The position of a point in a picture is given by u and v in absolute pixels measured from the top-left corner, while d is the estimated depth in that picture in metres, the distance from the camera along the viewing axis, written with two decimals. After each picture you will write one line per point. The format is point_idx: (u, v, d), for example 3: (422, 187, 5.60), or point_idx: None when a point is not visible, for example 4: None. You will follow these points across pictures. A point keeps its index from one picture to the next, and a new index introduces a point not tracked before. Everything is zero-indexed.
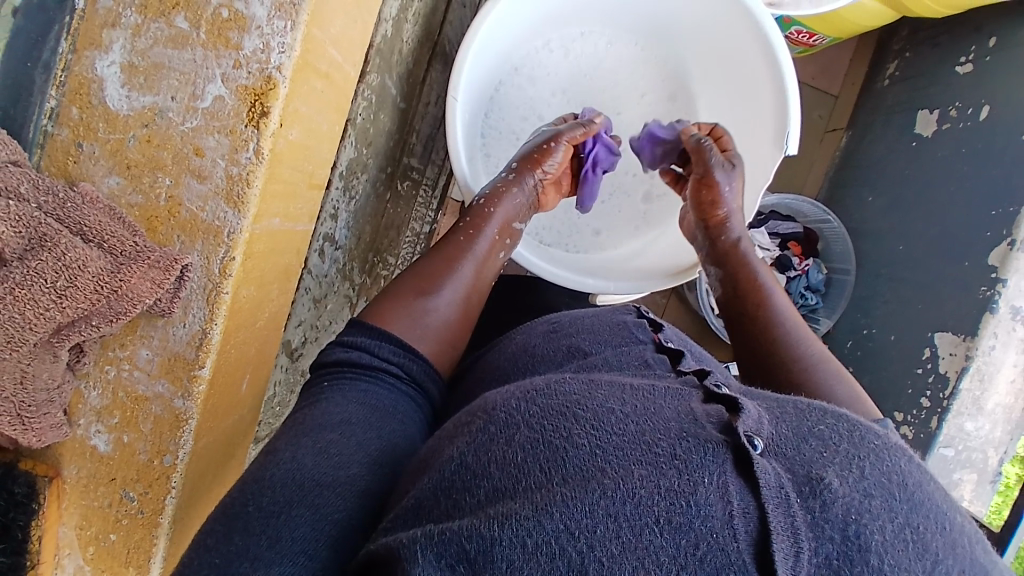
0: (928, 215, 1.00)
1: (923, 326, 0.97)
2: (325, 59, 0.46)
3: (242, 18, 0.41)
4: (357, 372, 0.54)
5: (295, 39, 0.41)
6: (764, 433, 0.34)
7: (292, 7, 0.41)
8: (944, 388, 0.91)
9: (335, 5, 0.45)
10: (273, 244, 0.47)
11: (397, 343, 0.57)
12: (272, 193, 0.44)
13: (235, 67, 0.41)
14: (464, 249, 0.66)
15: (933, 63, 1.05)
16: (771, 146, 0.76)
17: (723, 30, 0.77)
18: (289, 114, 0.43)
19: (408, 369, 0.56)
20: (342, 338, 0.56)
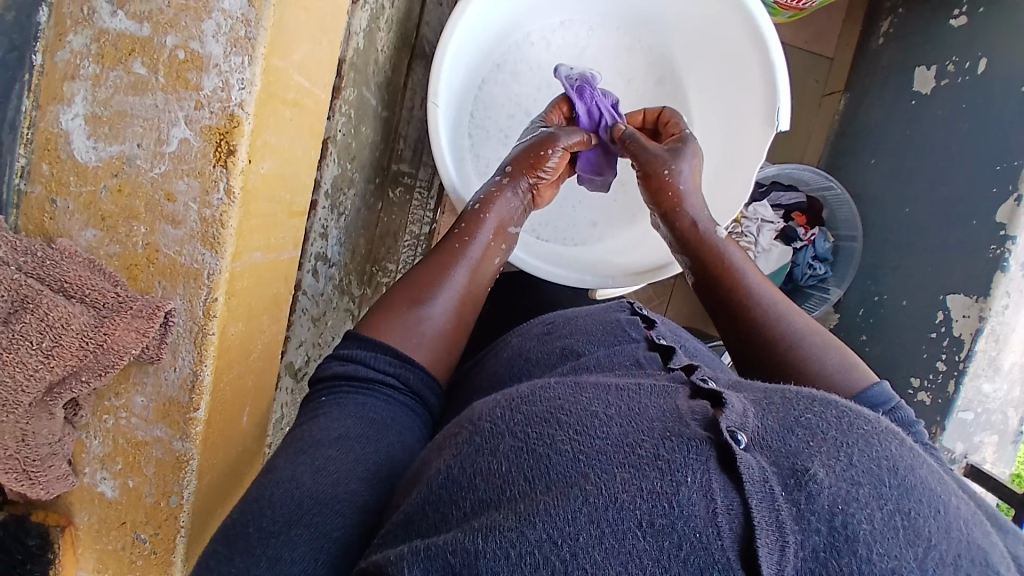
0: (931, 174, 0.98)
1: (933, 288, 0.95)
2: (292, 91, 0.46)
3: (200, 58, 0.40)
4: (353, 386, 0.54)
5: (257, 75, 0.40)
6: (750, 427, 0.33)
7: (251, 42, 0.40)
8: (958, 351, 0.89)
9: (295, 33, 0.44)
10: (258, 277, 0.48)
11: (393, 354, 0.57)
12: (250, 228, 0.44)
13: (198, 107, 0.40)
14: (459, 255, 0.66)
15: (927, 16, 1.02)
16: (763, 123, 0.75)
17: (706, 8, 0.76)
18: (259, 148, 0.43)
19: (405, 379, 0.56)
20: (337, 352, 0.56)
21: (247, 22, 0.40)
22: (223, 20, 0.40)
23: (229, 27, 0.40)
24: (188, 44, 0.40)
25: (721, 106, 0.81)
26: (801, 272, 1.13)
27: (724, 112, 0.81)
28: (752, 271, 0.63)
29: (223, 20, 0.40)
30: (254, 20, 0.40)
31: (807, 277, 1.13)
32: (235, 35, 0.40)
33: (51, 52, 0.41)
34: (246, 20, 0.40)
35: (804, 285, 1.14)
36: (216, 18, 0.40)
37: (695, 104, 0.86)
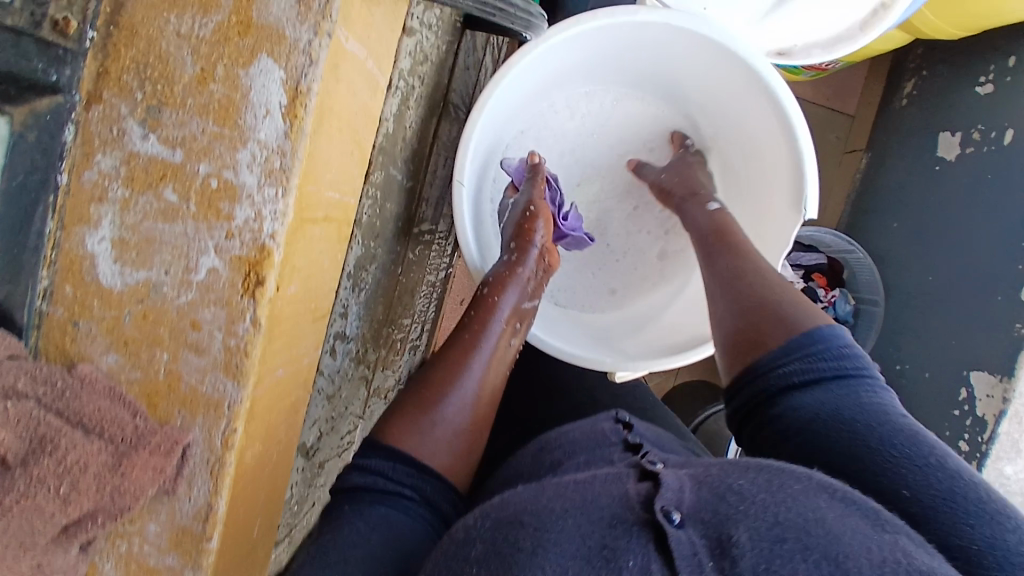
0: (957, 242, 0.98)
1: (955, 362, 0.95)
2: (322, 204, 0.44)
3: (233, 187, 0.39)
4: (373, 498, 0.53)
5: (292, 204, 0.39)
6: (682, 505, 0.37)
7: (287, 173, 0.39)
8: (982, 433, 0.89)
9: (329, 154, 0.43)
10: (276, 395, 0.46)
11: (411, 465, 0.55)
12: (274, 351, 0.43)
13: (229, 236, 0.39)
14: (470, 350, 0.64)
15: (950, 82, 1.02)
16: (788, 210, 0.74)
17: (735, 89, 0.75)
18: (286, 275, 0.41)
19: (423, 490, 0.54)
20: (357, 462, 0.56)
21: (282, 153, 0.38)
22: (259, 149, 0.38)
23: (263, 156, 0.38)
24: (222, 173, 0.39)
25: (750, 188, 0.81)
26: None
27: (750, 195, 0.81)
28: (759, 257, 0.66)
29: (258, 150, 0.38)
30: (291, 151, 0.38)
31: None
32: (270, 165, 0.38)
33: (78, 172, 0.40)
34: (281, 150, 0.38)
35: None
36: (251, 147, 0.38)
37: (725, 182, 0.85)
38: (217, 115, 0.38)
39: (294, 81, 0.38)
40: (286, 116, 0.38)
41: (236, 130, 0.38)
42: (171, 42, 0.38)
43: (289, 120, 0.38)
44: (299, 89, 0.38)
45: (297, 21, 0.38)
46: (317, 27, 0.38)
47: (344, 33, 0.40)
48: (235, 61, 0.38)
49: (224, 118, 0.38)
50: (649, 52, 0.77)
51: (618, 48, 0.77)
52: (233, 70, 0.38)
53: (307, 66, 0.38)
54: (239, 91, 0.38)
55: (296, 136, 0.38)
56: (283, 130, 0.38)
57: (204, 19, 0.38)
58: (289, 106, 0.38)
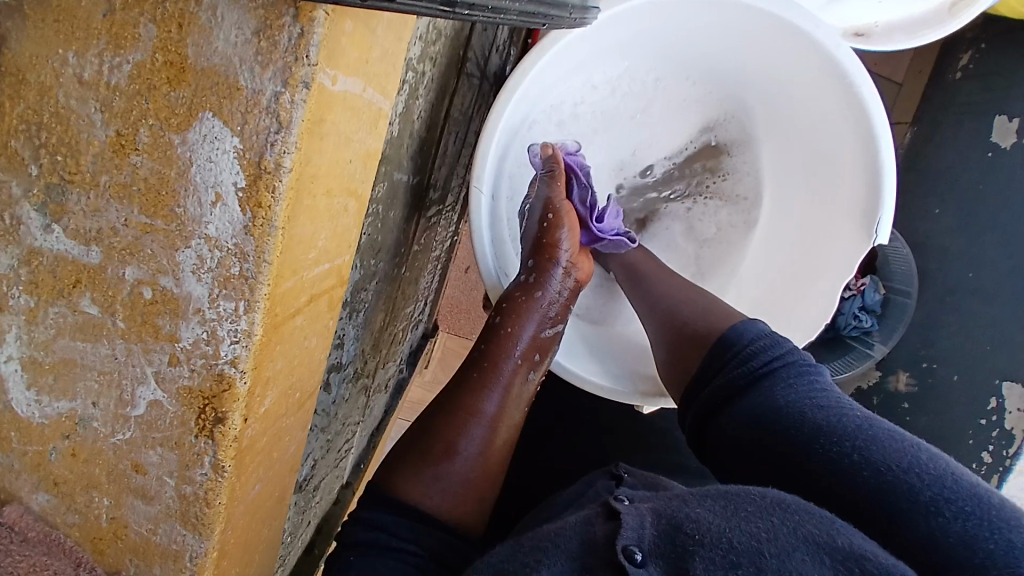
0: (1006, 241, 1.04)
1: (988, 373, 1.06)
2: (312, 286, 0.39)
3: (175, 300, 0.36)
4: (380, 552, 0.52)
5: (262, 318, 0.35)
6: (643, 543, 0.40)
7: (258, 282, 0.35)
8: (1008, 446, 1.04)
9: (313, 231, 0.37)
10: (262, 497, 0.44)
11: (414, 519, 0.55)
12: (252, 461, 0.40)
13: (173, 363, 0.37)
14: (476, 408, 0.60)
15: (1013, 60, 1.05)
16: (859, 230, 0.83)
17: (829, 78, 0.79)
18: (263, 381, 0.38)
19: (426, 544, 0.53)
20: (362, 517, 0.55)
21: (240, 256, 0.34)
22: (209, 258, 0.35)
23: (217, 257, 0.35)
24: (156, 279, 0.36)
25: (800, 202, 0.92)
26: (846, 321, 1.10)
27: (827, 205, 0.88)
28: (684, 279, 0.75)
29: (209, 258, 0.35)
30: (255, 250, 0.34)
31: (851, 326, 1.10)
32: (225, 273, 0.34)
33: None
34: (241, 252, 0.34)
35: (846, 334, 1.11)
36: (195, 245, 0.35)
37: (768, 185, 0.95)
38: (148, 204, 0.35)
39: (256, 161, 0.33)
40: (247, 208, 0.33)
41: (177, 221, 0.35)
42: (71, 92, 0.34)
43: (245, 207, 0.33)
44: (264, 165, 0.32)
45: (257, 65, 0.32)
46: (289, 75, 0.31)
47: (331, 76, 0.33)
48: (163, 119, 0.33)
49: (156, 209, 0.35)
50: (747, 31, 0.80)
51: (715, 29, 0.82)
52: (162, 131, 0.33)
53: (275, 140, 0.32)
54: (179, 174, 0.34)
55: (261, 234, 0.34)
56: (243, 219, 0.34)
57: (120, 57, 0.33)
58: (248, 191, 0.33)
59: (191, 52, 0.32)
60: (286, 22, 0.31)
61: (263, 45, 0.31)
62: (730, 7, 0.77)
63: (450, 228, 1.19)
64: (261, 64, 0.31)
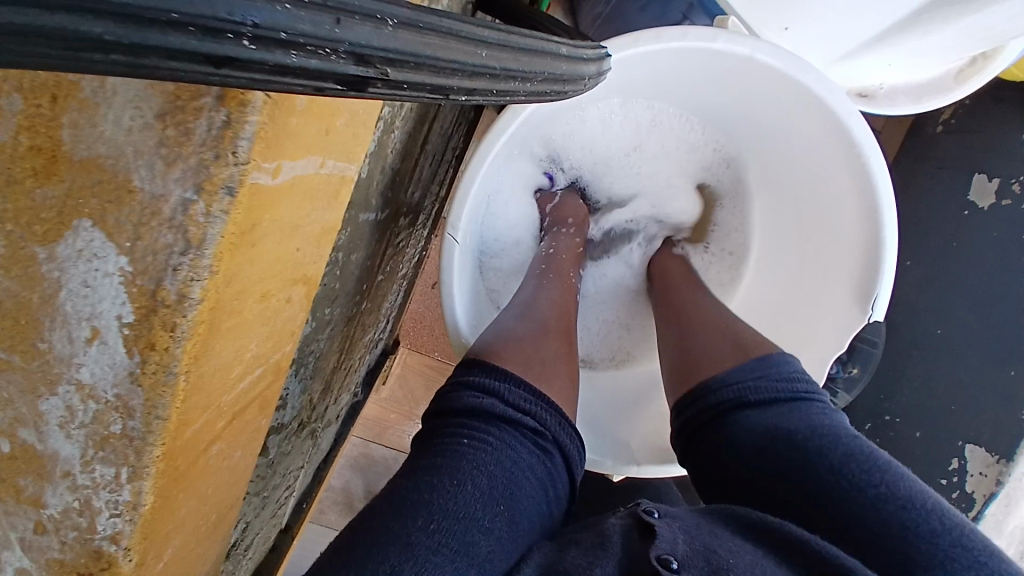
0: (974, 298, 1.03)
1: (949, 434, 1.03)
2: (229, 404, 0.38)
3: (40, 459, 0.35)
4: (482, 423, 0.57)
5: (151, 483, 0.34)
6: (677, 552, 0.48)
7: (146, 443, 0.33)
8: (970, 508, 1.01)
9: (228, 336, 0.34)
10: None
11: (527, 392, 0.61)
12: None
13: (37, 531, 0.36)
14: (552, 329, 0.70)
15: (996, 118, 1.03)
16: (851, 302, 0.77)
17: (828, 135, 0.74)
18: (152, 545, 0.37)
19: (537, 421, 0.60)
20: (470, 384, 0.60)
21: (120, 409, 0.33)
22: (82, 412, 0.34)
23: (93, 409, 0.33)
24: (15, 430, 0.35)
25: (792, 263, 0.87)
26: None
27: (820, 270, 0.82)
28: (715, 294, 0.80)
29: (82, 411, 0.34)
30: (143, 402, 0.33)
31: None
32: (104, 434, 0.34)
33: None
34: (122, 404, 0.33)
35: None
36: (62, 390, 0.34)
37: (759, 240, 0.92)
38: (8, 334, 0.33)
39: (149, 292, 0.31)
40: (135, 348, 0.32)
41: (39, 357, 0.33)
42: None
43: (131, 348, 0.32)
44: (162, 294, 0.30)
45: (161, 160, 0.29)
46: (204, 177, 0.29)
47: (271, 168, 0.31)
48: (25, 225, 0.32)
49: (16, 342, 0.33)
50: (751, 84, 0.75)
51: (721, 83, 0.78)
52: (21, 240, 0.32)
53: (180, 264, 0.30)
54: (46, 305, 0.33)
55: (153, 380, 0.32)
56: (130, 362, 0.32)
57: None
58: (136, 327, 0.31)
59: (67, 138, 0.30)
60: (204, 105, 0.28)
61: (170, 135, 0.29)
62: (727, 63, 0.72)
63: (420, 244, 1.10)
64: (165, 158, 0.29)
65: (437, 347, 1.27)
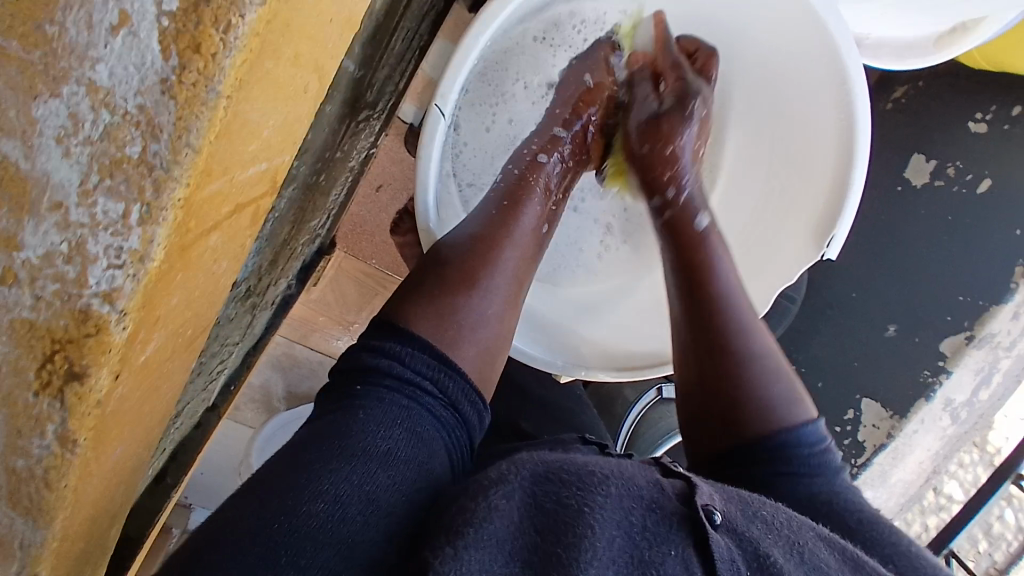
0: (899, 266, 1.07)
1: (852, 385, 1.09)
2: (237, 191, 0.35)
3: (22, 180, 0.29)
4: (391, 382, 0.54)
5: (164, 233, 0.30)
6: (718, 507, 0.46)
7: (169, 178, 0.29)
8: (858, 455, 1.09)
9: (264, 108, 0.33)
10: (129, 401, 0.37)
11: (433, 356, 0.56)
12: (116, 426, 0.38)
13: (3, 280, 0.30)
14: (479, 279, 0.62)
15: (943, 107, 1.06)
16: (810, 233, 0.79)
17: (814, 67, 0.74)
18: (148, 315, 0.33)
19: (444, 388, 0.56)
20: (371, 344, 0.56)
21: (142, 126, 0.28)
22: (90, 125, 0.28)
23: (105, 122, 0.28)
24: None
25: (757, 191, 0.88)
26: None
27: (784, 203, 0.84)
28: (722, 249, 0.69)
29: (90, 122, 0.28)
30: (174, 121, 0.28)
31: None
32: (118, 156, 0.29)
33: None
34: (146, 119, 0.28)
35: None
36: (68, 92, 0.28)
37: (728, 166, 0.92)
38: (3, 8, 0.27)
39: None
40: (175, 47, 0.27)
41: (46, 44, 0.27)
42: None
43: (169, 45, 0.27)
44: None
45: None
46: None
47: None
48: None
49: (14, 22, 0.27)
50: None
51: None
52: None
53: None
54: None
55: (191, 95, 0.28)
56: (164, 66, 0.27)
57: None
58: (180, 20, 0.27)
59: None
60: None
61: None
62: None
63: (370, 139, 0.92)
64: None
65: (374, 255, 1.15)
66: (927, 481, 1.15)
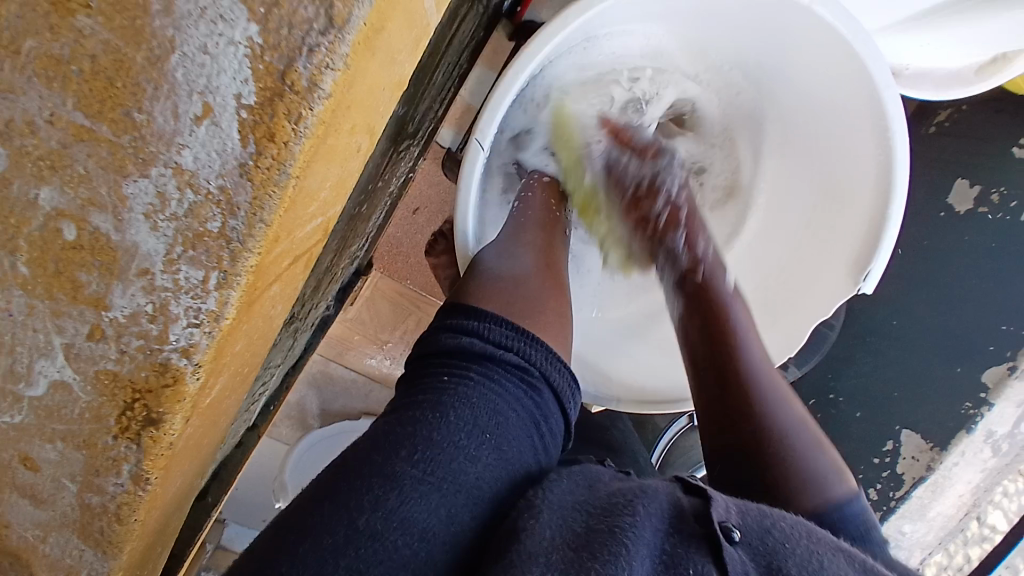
0: (942, 297, 1.05)
1: (891, 417, 1.08)
2: (296, 246, 0.44)
3: (112, 251, 0.39)
4: (471, 359, 0.55)
5: (236, 295, 0.40)
6: (732, 518, 0.46)
7: (244, 250, 0.39)
8: (896, 488, 1.07)
9: (325, 159, 0.40)
10: (191, 444, 0.47)
11: (510, 328, 0.58)
12: (176, 464, 0.47)
13: (93, 336, 0.41)
14: (537, 275, 0.68)
15: (989, 130, 1.03)
16: (844, 270, 0.79)
17: (851, 105, 0.75)
18: (213, 368, 0.43)
19: (524, 355, 0.57)
20: (449, 324, 0.58)
21: (222, 205, 0.38)
22: (177, 203, 0.38)
23: (190, 201, 0.38)
24: (87, 216, 0.38)
25: (792, 222, 0.88)
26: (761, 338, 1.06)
27: (817, 238, 0.84)
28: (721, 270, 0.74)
29: (177, 200, 0.38)
30: (249, 200, 0.38)
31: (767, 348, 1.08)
32: (199, 230, 0.39)
33: None
34: (226, 198, 0.38)
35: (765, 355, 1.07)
36: (155, 173, 0.37)
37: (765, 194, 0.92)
38: (96, 99, 0.35)
39: (279, 75, 0.36)
40: (253, 137, 0.37)
41: (134, 130, 0.36)
42: None
43: (247, 135, 0.37)
44: (292, 78, 0.36)
45: None
46: None
47: None
48: None
49: (104, 109, 0.36)
50: (798, 40, 0.74)
51: (766, 31, 0.77)
52: None
53: (317, 45, 0.35)
54: (151, 69, 0.35)
55: (265, 177, 0.37)
56: (242, 151, 0.37)
57: None
58: (256, 112, 0.36)
59: None
60: None
61: None
62: (781, 11, 0.71)
63: (410, 164, 0.94)
64: None
65: (409, 275, 1.18)
66: (969, 515, 1.09)
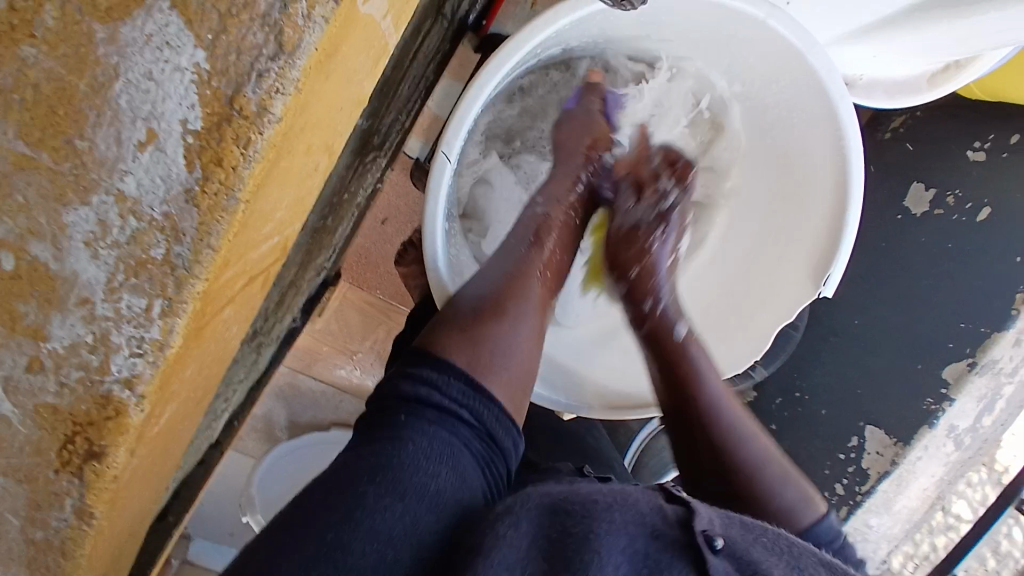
0: (900, 296, 1.08)
1: (854, 415, 1.10)
2: (252, 265, 0.45)
3: (53, 279, 0.38)
4: (429, 411, 0.54)
5: (182, 322, 0.39)
6: (719, 531, 0.46)
7: (189, 276, 0.39)
8: (862, 483, 1.09)
9: (278, 180, 0.41)
10: (142, 470, 0.46)
11: (467, 382, 0.56)
12: (127, 492, 0.46)
13: (31, 368, 0.39)
14: (504, 311, 0.63)
15: (944, 136, 1.07)
16: (807, 274, 0.81)
17: (808, 116, 0.76)
18: (159, 401, 0.42)
19: (477, 415, 0.56)
20: (411, 372, 0.56)
21: (167, 231, 0.38)
22: (119, 230, 0.38)
23: (134, 227, 0.38)
24: (26, 246, 0.37)
25: (755, 230, 0.90)
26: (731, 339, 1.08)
27: (781, 247, 0.85)
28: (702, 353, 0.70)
29: (119, 229, 0.38)
30: (196, 226, 0.38)
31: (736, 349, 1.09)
32: (142, 257, 0.38)
33: None
34: (171, 224, 0.38)
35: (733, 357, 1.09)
36: (96, 202, 0.37)
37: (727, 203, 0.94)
38: (36, 126, 0.35)
39: (228, 101, 0.36)
40: (200, 161, 0.37)
41: (75, 157, 0.36)
42: None
43: (194, 159, 0.37)
44: (240, 102, 0.36)
45: None
46: None
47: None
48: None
49: (45, 135, 0.36)
50: (755, 53, 0.76)
51: (723, 43, 0.78)
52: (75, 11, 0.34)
53: (267, 70, 0.36)
54: (93, 95, 0.35)
55: (213, 203, 0.37)
56: (189, 177, 0.37)
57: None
58: (204, 137, 0.36)
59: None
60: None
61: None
62: (738, 24, 0.72)
63: (378, 174, 0.93)
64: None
65: (379, 284, 1.17)
66: (934, 506, 1.12)
